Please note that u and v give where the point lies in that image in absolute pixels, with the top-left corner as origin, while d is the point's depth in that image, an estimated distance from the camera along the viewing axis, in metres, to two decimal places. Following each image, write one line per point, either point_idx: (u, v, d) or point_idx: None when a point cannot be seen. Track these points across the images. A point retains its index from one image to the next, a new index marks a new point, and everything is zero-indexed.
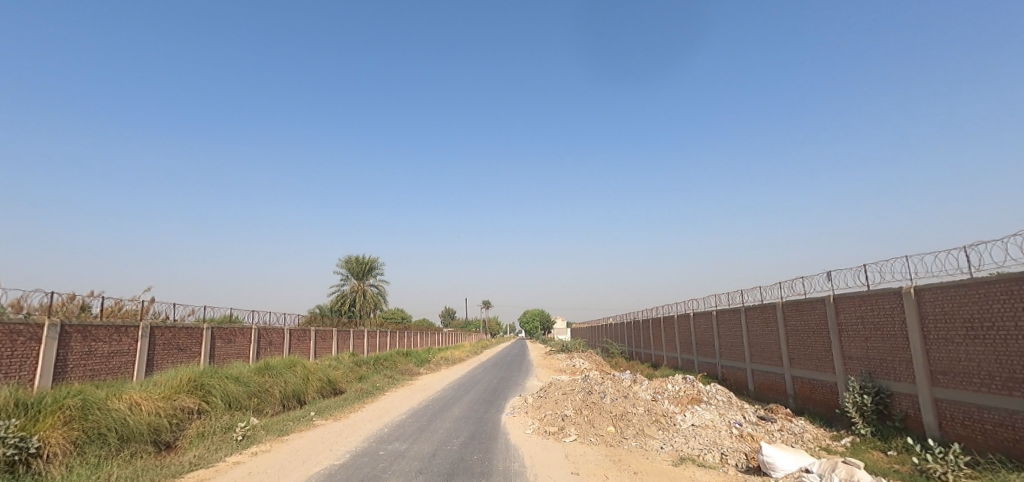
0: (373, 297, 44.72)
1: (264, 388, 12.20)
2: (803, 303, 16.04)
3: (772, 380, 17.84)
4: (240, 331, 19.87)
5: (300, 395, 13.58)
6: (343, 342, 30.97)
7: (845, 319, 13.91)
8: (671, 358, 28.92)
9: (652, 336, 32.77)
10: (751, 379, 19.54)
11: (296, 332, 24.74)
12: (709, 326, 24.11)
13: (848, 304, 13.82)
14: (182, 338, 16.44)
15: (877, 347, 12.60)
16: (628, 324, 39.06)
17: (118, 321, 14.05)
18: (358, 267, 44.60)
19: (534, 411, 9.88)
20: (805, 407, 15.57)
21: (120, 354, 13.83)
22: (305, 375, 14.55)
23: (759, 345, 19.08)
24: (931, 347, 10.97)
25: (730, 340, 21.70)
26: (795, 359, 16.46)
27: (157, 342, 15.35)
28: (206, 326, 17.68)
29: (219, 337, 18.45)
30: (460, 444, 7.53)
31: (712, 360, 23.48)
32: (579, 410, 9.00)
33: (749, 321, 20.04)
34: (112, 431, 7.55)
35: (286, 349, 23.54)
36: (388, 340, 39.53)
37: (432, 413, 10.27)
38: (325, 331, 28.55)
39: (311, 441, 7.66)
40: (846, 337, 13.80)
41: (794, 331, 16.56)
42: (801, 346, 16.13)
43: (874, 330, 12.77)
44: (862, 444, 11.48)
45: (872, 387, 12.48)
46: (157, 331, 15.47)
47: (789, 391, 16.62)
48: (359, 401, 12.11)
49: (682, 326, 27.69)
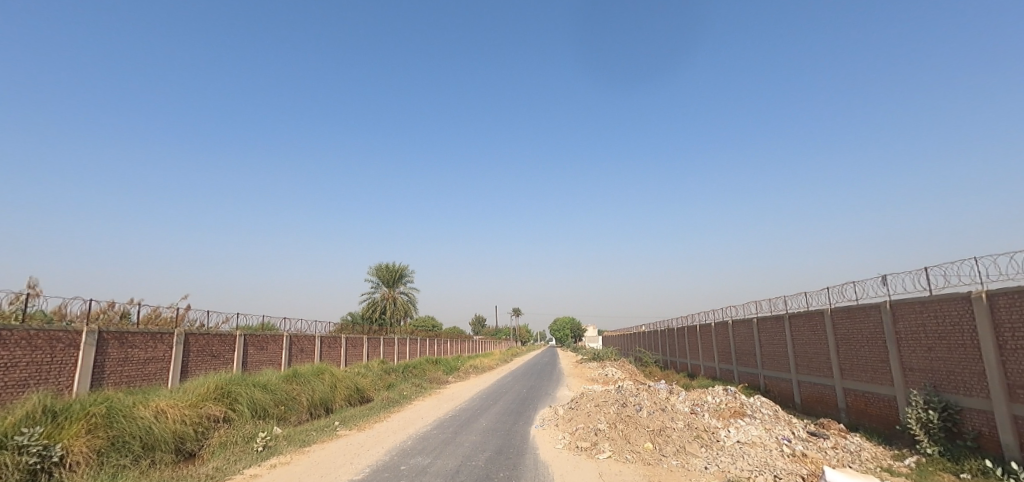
0: (403, 305, 44.90)
1: (291, 397, 12.11)
2: (855, 309, 14.95)
3: (821, 393, 16.70)
4: (272, 338, 20.06)
5: (328, 403, 13.44)
6: (373, 350, 31.08)
7: (904, 327, 12.84)
8: (709, 368, 27.76)
9: (689, 345, 31.58)
10: (797, 391, 18.40)
11: (327, 340, 24.89)
12: (749, 334, 22.94)
13: (907, 311, 12.75)
14: (215, 345, 16.64)
15: (943, 358, 11.52)
16: (662, 332, 37.90)
17: (154, 327, 14.28)
18: (389, 275, 44.92)
19: (565, 423, 9.37)
20: (859, 423, 14.45)
21: (155, 360, 14.04)
22: (333, 384, 14.43)
23: (805, 355, 17.94)
24: (1007, 359, 9.92)
25: (773, 349, 20.53)
26: (846, 371, 15.34)
27: (191, 349, 15.55)
28: (239, 333, 17.87)
29: (252, 344, 18.63)
30: (487, 459, 7.10)
31: (753, 370, 22.30)
32: (613, 424, 8.43)
33: (794, 330, 18.89)
34: (136, 439, 7.48)
35: (317, 357, 23.68)
36: (417, 348, 39.55)
37: (459, 424, 9.89)
38: (356, 339, 28.68)
39: (332, 453, 7.38)
40: (906, 347, 12.73)
41: (845, 340, 15.45)
42: (853, 356, 15.01)
43: (938, 340, 11.71)
44: (929, 465, 10.46)
45: (938, 402, 11.41)
46: (191, 338, 15.68)
47: (841, 404, 15.50)
48: (385, 410, 11.86)
49: (720, 335, 26.53)
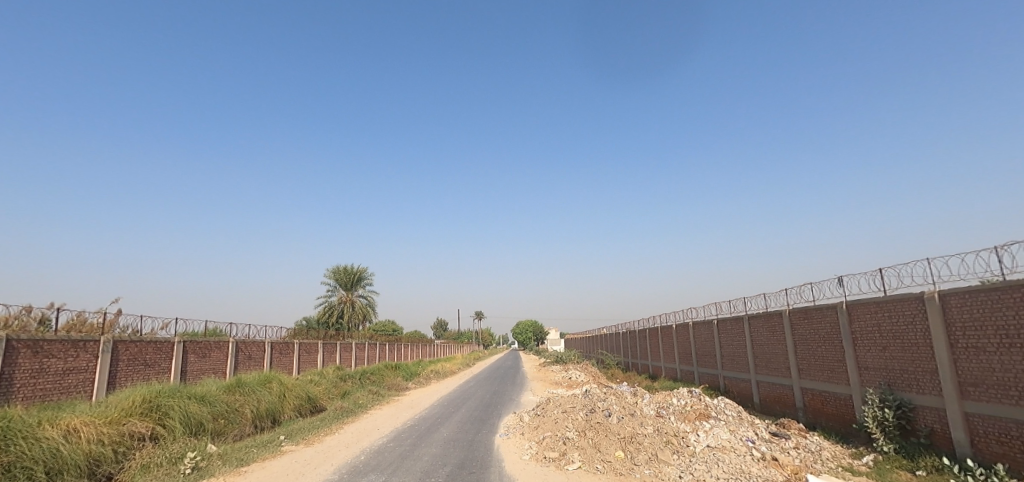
0: (362, 308, 43.38)
1: (233, 409, 11.12)
2: (812, 310, 15.22)
3: (780, 392, 16.95)
4: (216, 345, 18.68)
5: (275, 414, 12.47)
6: (329, 355, 29.74)
7: (860, 327, 13.08)
8: (670, 369, 28.04)
9: (650, 346, 31.86)
10: (756, 392, 18.66)
11: (278, 346, 23.55)
12: (710, 336, 23.20)
13: (863, 311, 13.00)
14: (150, 353, 15.26)
15: (897, 357, 11.75)
16: (624, 335, 38.21)
17: (76, 335, 12.90)
18: (346, 278, 43.34)
19: (531, 432, 8.89)
20: (817, 422, 14.69)
21: (77, 371, 12.66)
22: (282, 393, 13.40)
23: (764, 356, 18.20)
24: (959, 357, 10.16)
25: (733, 350, 20.80)
26: (804, 370, 15.59)
27: (121, 358, 14.17)
28: (178, 339, 16.50)
29: (192, 351, 17.24)
30: (446, 474, 6.51)
31: (713, 371, 22.57)
32: (582, 432, 8.00)
33: (753, 331, 19.15)
34: (38, 464, 6.51)
35: (267, 364, 22.31)
36: (376, 353, 38.28)
37: (417, 435, 9.24)
38: (311, 344, 27.34)
39: (273, 473, 6.61)
40: (861, 347, 12.97)
41: (802, 341, 15.70)
42: (811, 356, 15.26)
43: (892, 339, 11.96)
44: (886, 463, 10.58)
45: (893, 400, 11.61)
46: (121, 346, 14.30)
47: (799, 404, 15.74)
48: (337, 421, 11.04)
49: (681, 336, 26.81)
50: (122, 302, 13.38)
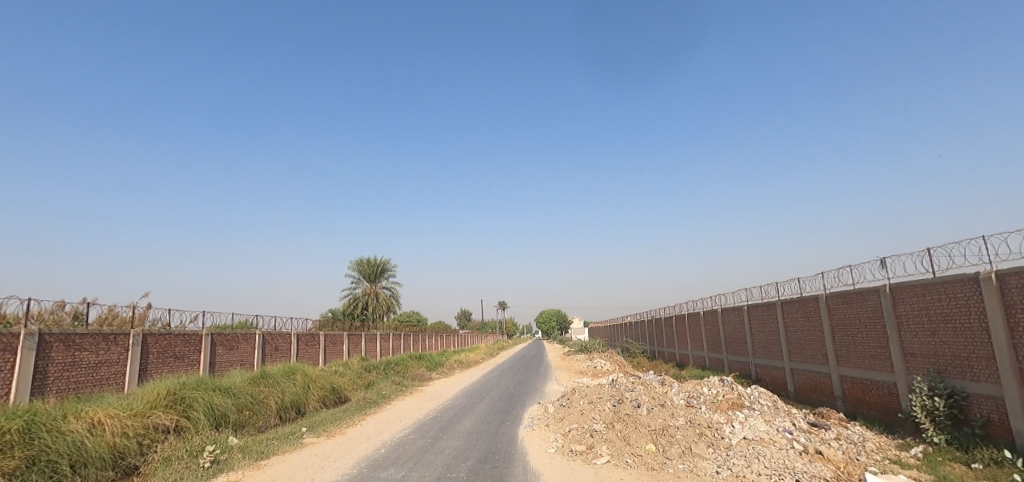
0: (386, 300, 43.70)
1: (258, 400, 11.15)
2: (852, 294, 14.44)
3: (816, 380, 16.25)
4: (243, 337, 18.91)
5: (300, 406, 12.47)
6: (354, 346, 30.01)
7: (905, 311, 12.32)
8: (698, 357, 27.38)
9: (676, 334, 31.20)
10: (791, 380, 17.95)
11: (304, 337, 23.79)
12: (740, 322, 22.47)
13: (909, 294, 12.22)
14: (179, 346, 15.49)
15: (948, 342, 11.00)
16: (649, 323, 37.57)
17: (106, 328, 13.11)
18: (370, 270, 43.67)
19: (557, 423, 8.57)
20: (857, 411, 14.00)
21: (108, 364, 12.89)
22: (306, 384, 13.41)
23: (798, 342, 17.46)
24: (1019, 342, 9.41)
25: (764, 337, 20.08)
26: (843, 357, 14.86)
27: (151, 350, 14.39)
28: (206, 332, 16.73)
29: (220, 343, 17.46)
30: (469, 468, 6.24)
31: (744, 358, 21.88)
32: (610, 424, 7.63)
33: (786, 316, 18.40)
34: (63, 457, 6.49)
35: (294, 355, 22.56)
36: (401, 344, 38.54)
37: (439, 427, 9.04)
38: (336, 336, 27.58)
39: (293, 467, 6.46)
40: (907, 332, 12.22)
41: (841, 326, 14.95)
42: (850, 342, 14.52)
43: (942, 324, 11.20)
44: (938, 455, 9.91)
45: (944, 388, 10.88)
46: (151, 339, 14.52)
47: (837, 392, 15.04)
48: (360, 412, 10.94)
49: (709, 323, 26.09)
50: (150, 296, 13.55)
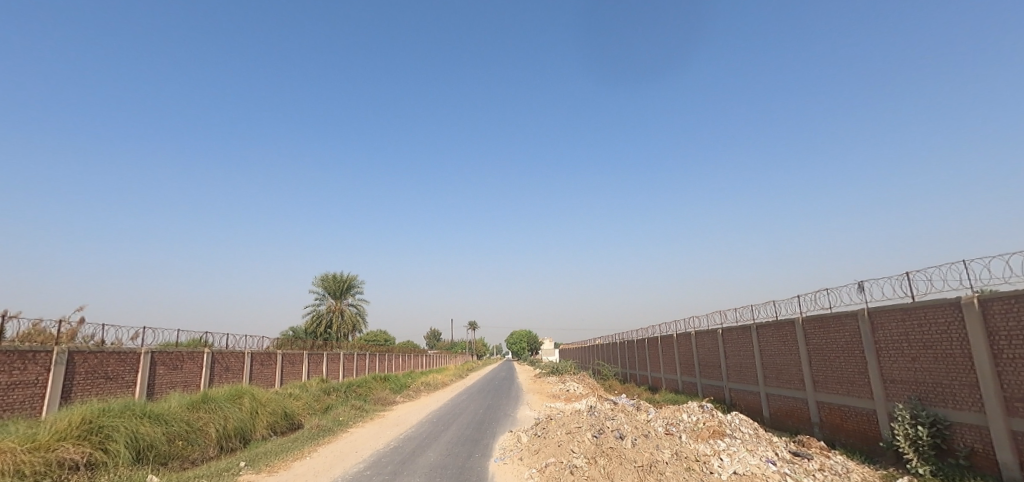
0: (351, 317, 41.96)
1: (195, 428, 9.93)
2: (829, 318, 14.20)
3: (792, 406, 15.92)
4: (189, 356, 17.36)
5: (245, 434, 11.24)
6: (315, 366, 28.38)
7: (884, 336, 12.09)
8: (671, 380, 26.97)
9: (649, 357, 30.79)
10: (766, 405, 17.61)
11: (259, 357, 22.21)
12: (714, 346, 22.13)
13: (887, 319, 12.00)
14: (112, 365, 13.97)
15: (929, 369, 10.74)
16: (622, 345, 37.14)
17: (23, 345, 11.61)
18: (335, 286, 41.99)
19: (531, 457, 7.75)
20: (835, 438, 13.65)
21: (24, 385, 11.38)
22: (254, 409, 12.15)
23: (774, 367, 17.17)
24: (1003, 370, 9.17)
25: (739, 360, 19.76)
26: (819, 383, 14.57)
27: (78, 370, 12.88)
28: (146, 349, 15.23)
29: (162, 363, 15.94)
30: None
31: (718, 382, 21.50)
32: (591, 460, 6.87)
33: (761, 340, 18.12)
34: None
35: (246, 376, 20.97)
36: (365, 364, 36.88)
37: (400, 461, 8.09)
38: (295, 355, 25.96)
39: None
40: (886, 358, 11.95)
41: (817, 350, 14.69)
42: (827, 367, 14.24)
43: (922, 350, 10.95)
44: None
45: (926, 416, 10.54)
46: (79, 358, 13.00)
47: (814, 419, 14.70)
48: (312, 442, 9.85)
49: (682, 346, 25.76)
50: (84, 310, 12.21)
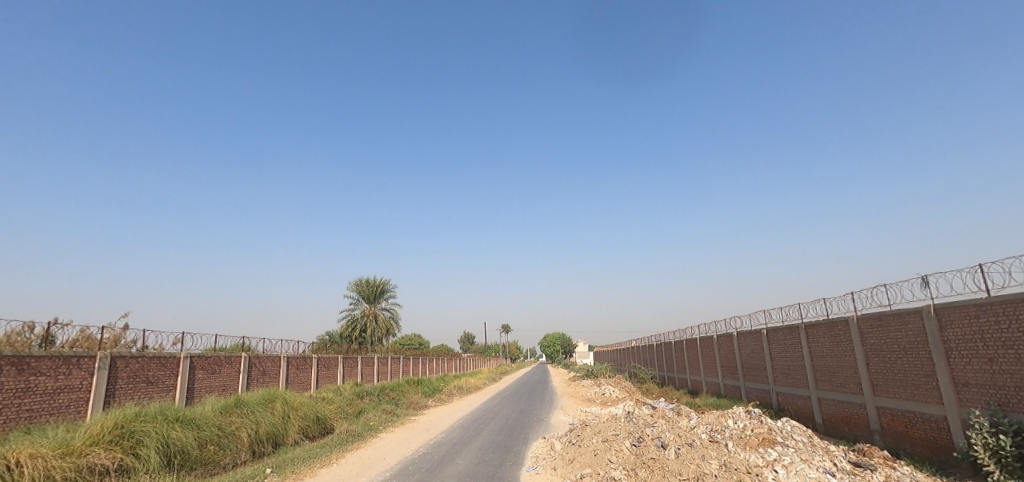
0: (385, 322, 42.31)
1: (227, 433, 9.89)
2: (888, 317, 13.11)
3: (848, 411, 14.83)
4: (226, 361, 17.62)
5: (276, 438, 11.17)
6: (349, 371, 28.61)
7: (953, 335, 11.02)
8: (712, 384, 25.83)
9: (688, 359, 29.67)
10: (818, 410, 16.50)
11: (294, 361, 22.46)
12: (758, 347, 21.01)
13: (957, 316, 10.93)
14: (153, 370, 14.24)
15: (1010, 371, 9.67)
16: (659, 347, 36.01)
17: (68, 350, 11.91)
18: (369, 291, 42.46)
19: (565, 466, 7.26)
20: (900, 447, 12.56)
21: (69, 390, 11.67)
22: (286, 413, 12.10)
23: (825, 369, 16.08)
24: None
25: (786, 362, 18.64)
26: (878, 386, 13.49)
27: (119, 375, 13.15)
28: (185, 354, 15.51)
29: (201, 367, 16.23)
30: None
31: (764, 386, 20.38)
32: (632, 473, 6.33)
33: (811, 341, 17.01)
34: None
35: (283, 380, 21.21)
36: (399, 368, 37.08)
37: (428, 469, 7.74)
38: (330, 359, 26.22)
39: None
40: (957, 359, 10.88)
41: (875, 352, 13.60)
42: (887, 370, 13.16)
43: (1001, 350, 9.88)
44: None
45: (1008, 424, 9.47)
46: (121, 362, 13.30)
47: (874, 425, 13.61)
48: (340, 448, 9.66)
49: (724, 348, 24.64)
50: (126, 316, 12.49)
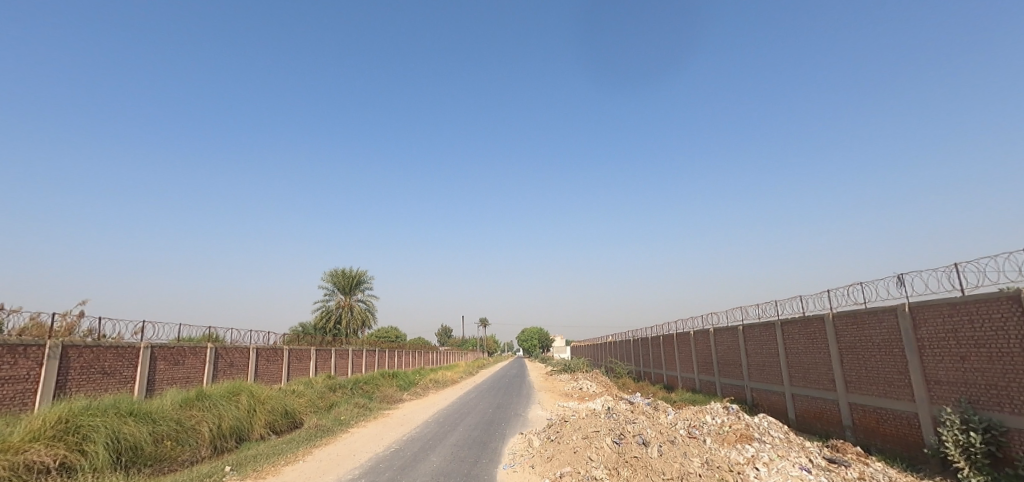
0: (360, 313, 41.53)
1: (187, 428, 9.35)
2: (863, 314, 13.23)
3: (821, 407, 14.98)
4: (191, 351, 16.85)
5: (240, 433, 10.65)
6: (322, 363, 27.91)
7: (927, 334, 11.13)
8: (688, 379, 26.03)
9: (664, 355, 29.87)
10: (791, 406, 16.66)
11: (264, 352, 21.72)
12: (734, 343, 21.16)
13: (931, 315, 11.04)
14: (109, 360, 13.47)
15: (981, 370, 9.78)
16: (636, 343, 36.21)
17: (14, 338, 11.12)
18: (345, 281, 41.59)
19: (544, 464, 6.99)
20: (870, 443, 12.72)
21: (14, 381, 10.89)
22: (251, 407, 11.55)
23: (800, 365, 16.22)
24: None
25: (762, 358, 18.79)
26: (851, 383, 13.63)
27: (72, 365, 12.38)
28: (145, 344, 14.76)
29: (162, 358, 15.46)
30: None
31: (739, 382, 20.55)
32: (613, 472, 6.11)
33: (786, 338, 17.14)
34: None
35: (251, 372, 20.49)
36: (374, 360, 36.44)
37: (400, 466, 7.37)
38: (302, 351, 25.51)
39: None
40: (930, 357, 11.00)
41: (850, 349, 13.72)
42: (860, 367, 13.30)
43: (974, 348, 9.98)
44: None
45: (978, 421, 9.58)
46: (73, 352, 12.51)
47: (846, 422, 13.76)
48: (308, 444, 9.22)
49: (700, 344, 24.80)
50: (84, 303, 12.08)
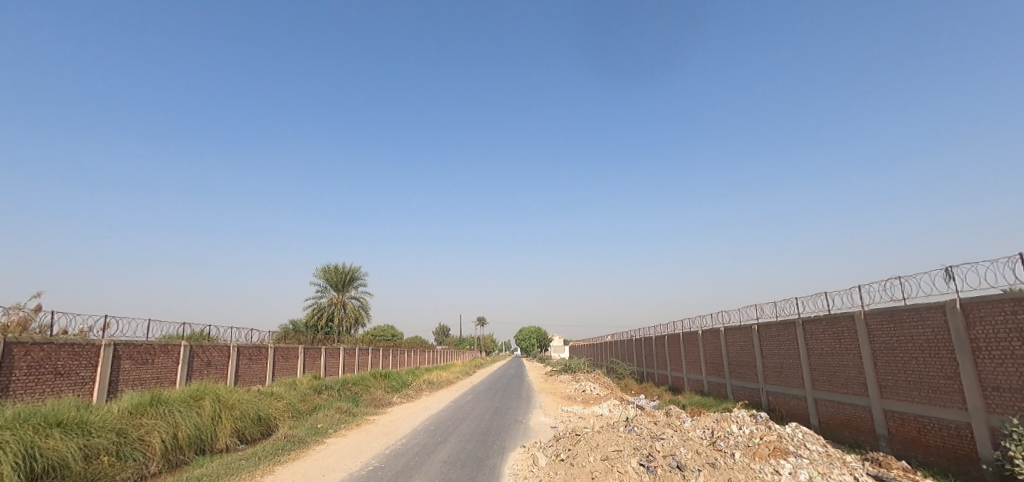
0: (354, 311, 40.19)
1: (132, 440, 7.97)
2: (902, 312, 11.94)
3: (850, 414, 13.66)
4: (161, 350, 15.43)
5: (199, 443, 9.29)
6: (311, 362, 26.53)
7: (982, 333, 9.83)
8: (695, 381, 24.81)
9: (669, 355, 28.64)
10: (814, 412, 15.36)
11: (247, 351, 20.32)
12: (748, 344, 19.86)
13: (988, 313, 9.73)
14: (64, 359, 12.07)
15: None
16: (638, 342, 35.00)
17: None
18: (337, 278, 40.21)
19: None
20: (911, 455, 11.45)
21: None
22: (216, 413, 10.17)
23: (825, 368, 14.92)
24: None
25: (779, 360, 17.47)
26: (886, 388, 12.34)
27: (17, 365, 10.97)
28: (107, 342, 13.35)
29: (127, 357, 14.05)
30: None
31: (753, 385, 19.25)
32: None
33: (809, 338, 15.82)
34: None
35: (231, 372, 19.12)
36: (367, 360, 35.03)
37: None
38: (290, 350, 24.12)
39: None
40: (986, 360, 9.72)
41: (885, 350, 12.42)
42: (897, 370, 12.01)
43: None
44: None
45: None
46: (19, 350, 11.09)
47: (880, 430, 12.46)
48: (271, 459, 7.85)
49: (709, 344, 23.53)
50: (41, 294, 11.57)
